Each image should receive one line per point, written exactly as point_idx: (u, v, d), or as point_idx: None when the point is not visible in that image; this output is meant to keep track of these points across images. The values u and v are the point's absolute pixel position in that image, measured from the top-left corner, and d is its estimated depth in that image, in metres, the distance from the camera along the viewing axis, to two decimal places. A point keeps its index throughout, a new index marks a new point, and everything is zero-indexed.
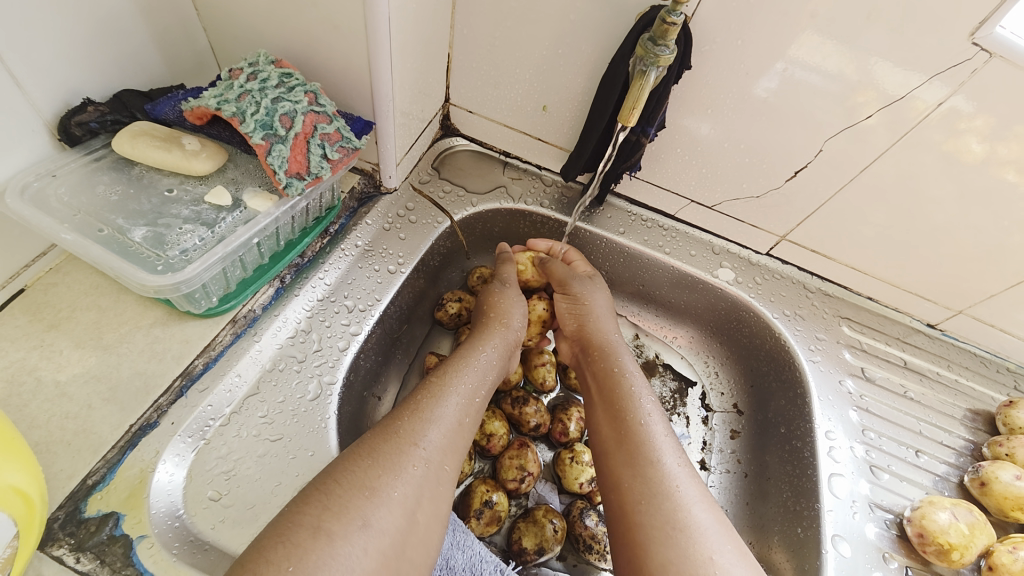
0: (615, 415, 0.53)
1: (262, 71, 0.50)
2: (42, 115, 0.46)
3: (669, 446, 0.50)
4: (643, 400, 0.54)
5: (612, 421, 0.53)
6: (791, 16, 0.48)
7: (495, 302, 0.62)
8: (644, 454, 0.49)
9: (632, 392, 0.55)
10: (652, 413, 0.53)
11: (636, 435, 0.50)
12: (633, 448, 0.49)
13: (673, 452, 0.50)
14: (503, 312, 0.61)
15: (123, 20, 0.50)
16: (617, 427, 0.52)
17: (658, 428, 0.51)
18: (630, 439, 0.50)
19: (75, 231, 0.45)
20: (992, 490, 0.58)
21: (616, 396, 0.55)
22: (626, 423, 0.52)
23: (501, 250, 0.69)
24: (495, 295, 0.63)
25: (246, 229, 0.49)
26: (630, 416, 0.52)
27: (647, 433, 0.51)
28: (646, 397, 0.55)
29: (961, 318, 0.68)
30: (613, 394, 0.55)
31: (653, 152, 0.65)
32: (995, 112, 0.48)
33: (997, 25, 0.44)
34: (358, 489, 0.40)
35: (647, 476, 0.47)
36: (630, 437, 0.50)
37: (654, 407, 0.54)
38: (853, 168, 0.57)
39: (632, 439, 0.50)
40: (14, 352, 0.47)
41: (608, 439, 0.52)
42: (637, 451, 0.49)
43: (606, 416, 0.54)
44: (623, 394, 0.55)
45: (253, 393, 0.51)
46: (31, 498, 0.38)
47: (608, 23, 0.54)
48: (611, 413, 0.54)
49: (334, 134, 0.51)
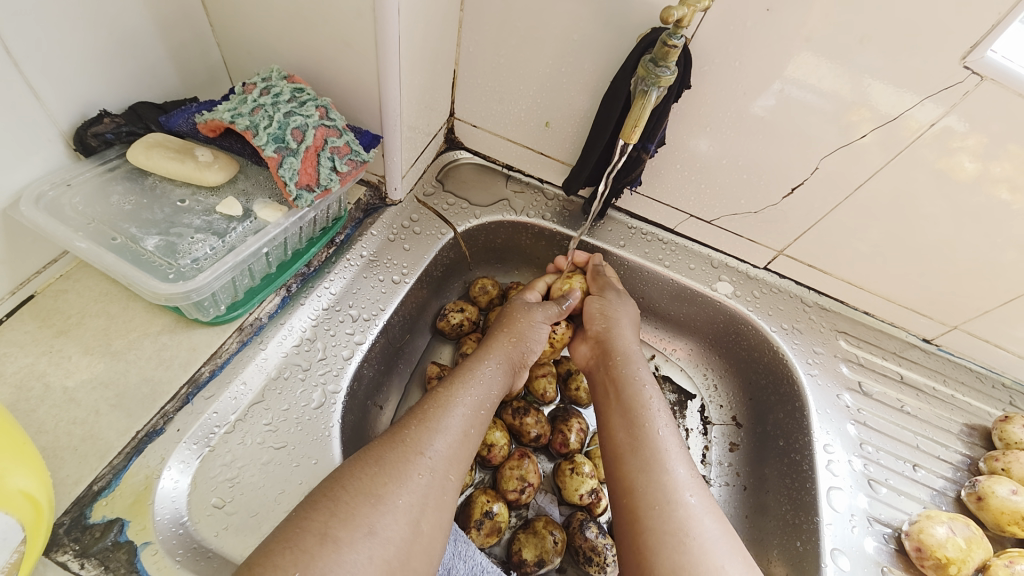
0: (630, 422, 0.53)
1: (275, 86, 0.51)
2: (59, 126, 0.47)
3: (679, 456, 0.50)
4: (658, 409, 0.54)
5: (625, 428, 0.53)
6: (787, 38, 0.50)
7: (514, 319, 0.62)
8: (658, 461, 0.49)
9: (646, 402, 0.55)
10: (665, 422, 0.53)
11: (651, 442, 0.51)
12: (648, 455, 0.50)
13: (685, 461, 0.50)
14: (517, 331, 0.61)
15: (141, 36, 0.51)
16: (633, 433, 0.52)
17: (670, 438, 0.52)
18: (643, 446, 0.51)
19: (89, 239, 0.46)
20: (989, 505, 0.59)
21: (632, 404, 0.55)
22: (641, 431, 0.52)
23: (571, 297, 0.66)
24: (517, 312, 0.63)
25: (256, 239, 0.50)
26: (645, 424, 0.52)
27: (659, 442, 0.51)
28: (660, 406, 0.55)
29: (956, 333, 0.69)
30: (629, 402, 0.55)
31: (653, 167, 0.66)
32: (987, 132, 0.49)
33: (988, 49, 0.45)
34: (365, 496, 0.41)
35: (660, 482, 0.48)
36: (645, 443, 0.51)
37: (666, 417, 0.54)
38: (847, 185, 0.58)
39: (645, 447, 0.50)
40: (22, 358, 0.48)
41: (624, 443, 0.52)
42: (652, 458, 0.50)
43: (622, 421, 0.54)
44: (636, 403, 0.55)
45: (258, 401, 0.51)
46: (39, 503, 0.38)
47: (611, 42, 0.55)
48: (625, 422, 0.53)
49: (343, 147, 0.53)
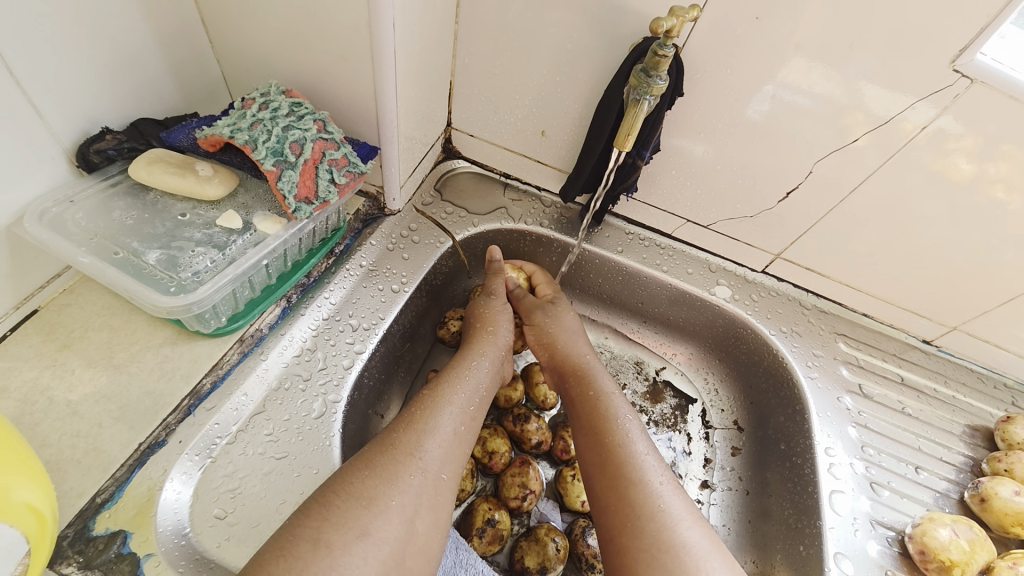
0: (594, 440, 0.53)
1: (274, 101, 0.52)
2: (62, 143, 0.48)
3: (650, 463, 0.50)
4: (623, 420, 0.54)
5: (594, 443, 0.53)
6: (779, 45, 0.50)
7: (483, 313, 0.65)
8: (626, 474, 0.49)
9: (613, 413, 0.55)
10: (633, 432, 0.53)
11: (617, 456, 0.51)
12: (615, 470, 0.50)
13: (656, 470, 0.50)
14: (489, 322, 0.63)
15: (143, 53, 0.52)
16: (598, 451, 0.52)
17: (639, 448, 0.51)
18: (612, 460, 0.51)
19: (91, 254, 0.46)
20: (992, 506, 0.58)
21: (594, 420, 0.55)
22: (605, 446, 0.52)
23: (494, 256, 0.69)
24: (482, 308, 0.65)
25: (256, 251, 0.51)
26: (609, 438, 0.52)
27: (628, 453, 0.51)
28: (626, 416, 0.55)
29: (955, 334, 0.69)
30: (592, 418, 0.55)
31: (649, 173, 0.67)
32: (981, 133, 0.49)
33: (977, 52, 0.46)
34: (356, 499, 0.41)
35: (630, 497, 0.48)
36: (610, 459, 0.51)
37: (634, 425, 0.54)
38: (843, 189, 0.59)
39: (612, 462, 0.50)
40: (27, 372, 0.48)
41: (591, 462, 0.52)
42: (620, 472, 0.50)
43: (587, 440, 0.54)
44: (602, 416, 0.55)
45: (259, 411, 0.52)
46: (43, 514, 0.39)
47: (604, 52, 0.56)
48: (592, 437, 0.54)
49: (341, 160, 0.53)
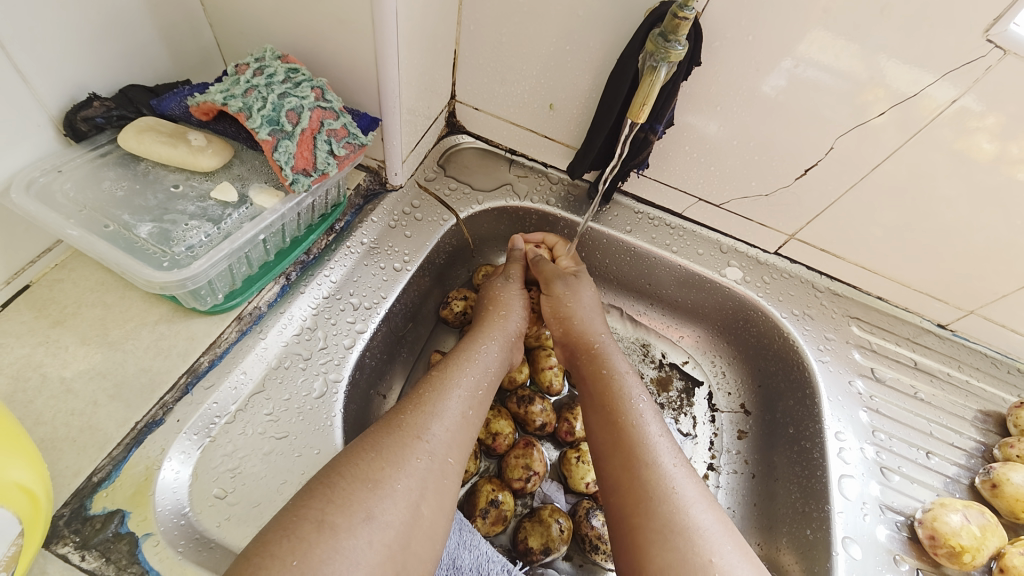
0: (608, 419, 0.52)
1: (269, 66, 0.49)
2: (48, 111, 0.46)
3: (663, 445, 0.49)
4: (637, 400, 0.53)
5: (607, 423, 0.52)
6: (801, 13, 0.48)
7: (495, 296, 0.63)
8: (641, 454, 0.48)
9: (626, 393, 0.54)
10: (646, 413, 0.52)
11: (630, 436, 0.50)
12: (628, 450, 0.49)
13: (669, 452, 0.49)
14: (504, 304, 0.62)
15: (129, 14, 0.49)
16: (611, 430, 0.51)
17: (652, 429, 0.51)
18: (625, 439, 0.50)
19: (80, 227, 0.45)
20: (1003, 492, 0.57)
21: (608, 398, 0.54)
22: (618, 427, 0.51)
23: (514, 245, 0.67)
24: (496, 291, 0.64)
25: (252, 225, 0.49)
26: (622, 419, 0.51)
27: (642, 434, 0.50)
28: (640, 397, 0.54)
29: (972, 318, 0.67)
30: (606, 397, 0.54)
31: (660, 149, 0.64)
32: (1006, 111, 0.47)
33: (1011, 21, 0.43)
34: (361, 482, 0.40)
35: (644, 477, 0.47)
36: (625, 439, 0.50)
37: (648, 407, 0.53)
38: (863, 167, 0.56)
39: (627, 442, 0.49)
40: (19, 348, 0.47)
41: (603, 442, 0.51)
42: (633, 453, 0.48)
43: (600, 419, 0.53)
44: (616, 395, 0.54)
45: (259, 390, 0.51)
46: (36, 494, 0.38)
47: (616, 17, 0.53)
48: (605, 417, 0.53)
49: (340, 130, 0.51)
